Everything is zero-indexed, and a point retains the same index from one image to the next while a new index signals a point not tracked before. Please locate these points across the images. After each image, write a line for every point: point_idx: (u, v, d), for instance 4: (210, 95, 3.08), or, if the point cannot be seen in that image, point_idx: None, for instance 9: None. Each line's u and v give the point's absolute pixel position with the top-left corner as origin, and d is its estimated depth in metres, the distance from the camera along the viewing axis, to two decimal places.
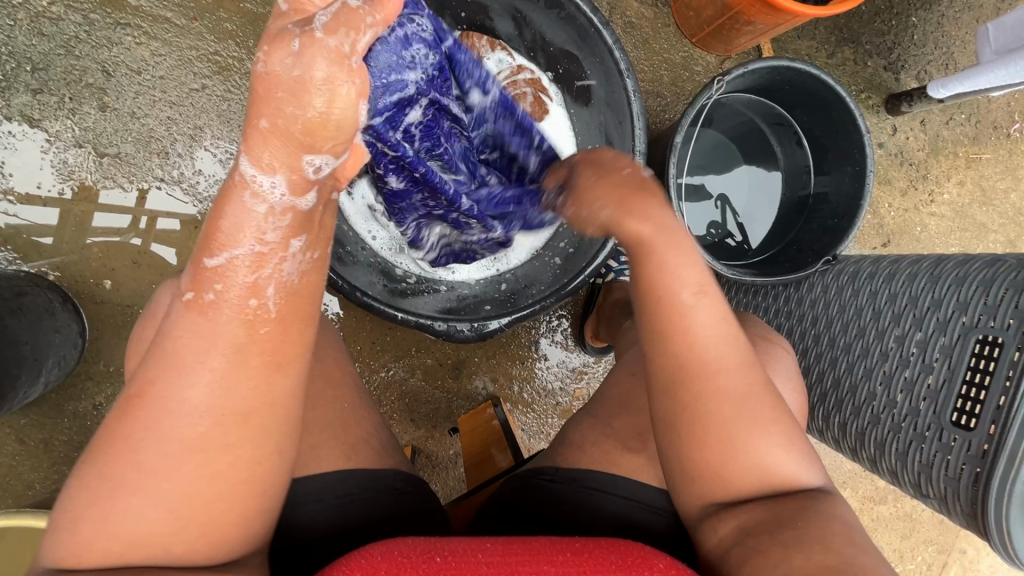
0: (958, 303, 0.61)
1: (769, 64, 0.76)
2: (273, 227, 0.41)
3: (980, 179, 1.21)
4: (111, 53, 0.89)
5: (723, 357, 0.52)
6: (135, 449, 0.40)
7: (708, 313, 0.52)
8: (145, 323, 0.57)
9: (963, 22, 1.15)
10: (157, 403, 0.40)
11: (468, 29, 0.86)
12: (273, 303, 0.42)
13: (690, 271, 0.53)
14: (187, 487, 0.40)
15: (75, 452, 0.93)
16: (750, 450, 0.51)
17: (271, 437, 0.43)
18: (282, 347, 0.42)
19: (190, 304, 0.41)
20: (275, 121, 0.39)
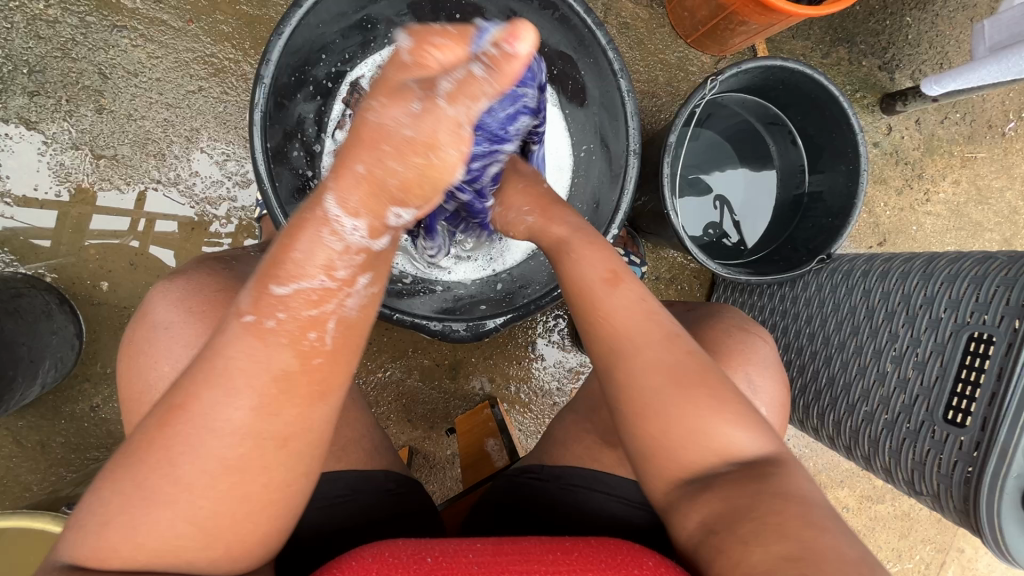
0: (949, 300, 0.61)
1: (761, 64, 0.77)
2: (346, 264, 0.42)
3: (975, 178, 1.22)
4: (108, 56, 0.90)
5: (641, 332, 0.53)
6: (175, 460, 0.40)
7: (627, 297, 0.55)
8: (138, 324, 0.57)
9: (957, 22, 1.15)
10: (201, 419, 0.40)
11: None
12: (330, 336, 0.42)
13: (598, 265, 0.59)
14: (214, 503, 0.40)
15: (71, 454, 0.93)
16: (691, 423, 0.49)
17: (299, 459, 0.42)
18: (326, 375, 0.42)
19: (249, 326, 0.41)
20: (372, 166, 0.42)
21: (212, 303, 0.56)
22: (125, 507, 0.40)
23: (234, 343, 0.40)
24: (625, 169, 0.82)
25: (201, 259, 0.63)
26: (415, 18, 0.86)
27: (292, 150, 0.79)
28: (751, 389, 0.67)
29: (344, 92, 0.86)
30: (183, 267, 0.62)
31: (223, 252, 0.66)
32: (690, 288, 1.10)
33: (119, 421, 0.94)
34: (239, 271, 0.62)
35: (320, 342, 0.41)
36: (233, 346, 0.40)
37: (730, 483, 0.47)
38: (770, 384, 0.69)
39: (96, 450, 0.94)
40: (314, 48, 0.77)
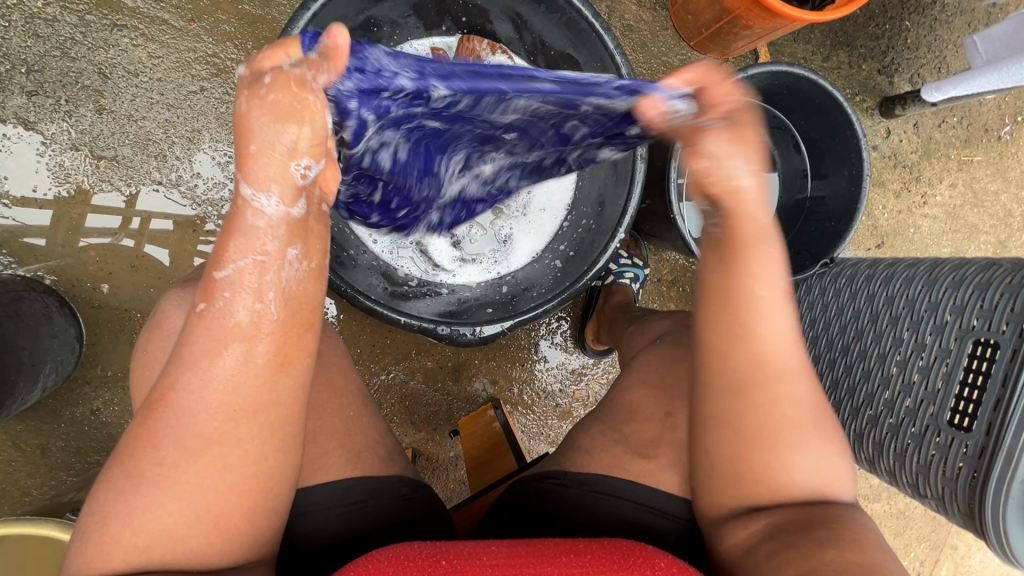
0: (954, 306, 0.62)
1: (767, 69, 0.77)
2: (273, 237, 0.44)
3: (972, 182, 1.23)
4: (108, 55, 0.88)
5: (793, 364, 0.53)
6: (164, 440, 0.43)
7: (785, 324, 0.53)
8: (152, 332, 0.56)
9: (955, 26, 1.16)
10: (182, 397, 0.43)
11: (469, 34, 0.87)
12: (274, 305, 0.44)
13: (777, 278, 0.53)
14: (206, 477, 0.43)
15: (72, 458, 0.92)
16: (803, 459, 0.53)
17: (277, 426, 0.45)
18: (291, 342, 0.45)
19: (203, 313, 0.44)
20: (260, 143, 0.44)
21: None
22: (126, 494, 0.42)
23: (196, 325, 0.44)
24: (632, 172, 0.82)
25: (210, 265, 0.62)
26: (419, 21, 0.86)
27: None
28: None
29: None
30: (194, 274, 0.61)
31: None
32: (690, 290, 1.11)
33: (120, 424, 0.94)
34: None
35: (266, 308, 0.44)
36: (195, 329, 0.44)
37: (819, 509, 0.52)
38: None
39: (97, 453, 0.93)
40: None
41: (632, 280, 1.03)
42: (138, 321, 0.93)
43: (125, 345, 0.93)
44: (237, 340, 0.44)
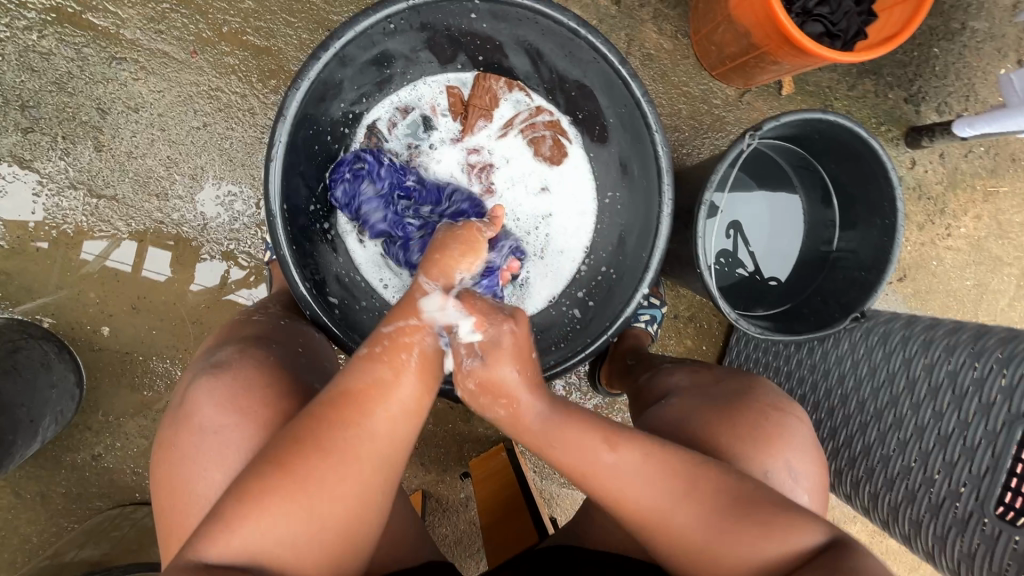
0: (1001, 386, 0.59)
1: (801, 117, 0.74)
2: (433, 304, 0.55)
3: (997, 214, 1.16)
4: (107, 90, 0.86)
5: (658, 502, 0.53)
6: (304, 460, 0.50)
7: (619, 469, 0.53)
8: (181, 424, 0.60)
9: (985, 53, 1.11)
10: (329, 428, 0.51)
11: (485, 72, 0.84)
12: (413, 358, 0.54)
13: (588, 436, 0.54)
14: (324, 502, 0.50)
15: (73, 505, 0.89)
16: (745, 550, 0.52)
17: (390, 468, 0.53)
18: (422, 398, 0.54)
19: (364, 353, 0.54)
20: (443, 258, 0.59)
21: (261, 403, 0.59)
22: (250, 507, 0.49)
23: (358, 370, 0.53)
24: (657, 221, 0.74)
25: (239, 343, 0.65)
26: (432, 55, 0.81)
27: (308, 206, 0.76)
28: (792, 477, 0.63)
29: (360, 136, 0.82)
30: (222, 355, 0.63)
31: (252, 329, 0.68)
32: (708, 327, 1.01)
33: (121, 470, 0.90)
34: (284, 359, 0.65)
35: (409, 365, 0.54)
36: (359, 370, 0.53)
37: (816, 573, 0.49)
38: (810, 467, 0.65)
39: (98, 500, 0.89)
40: (325, 90, 0.72)
41: (649, 322, 0.95)
42: (140, 364, 0.89)
43: (126, 389, 0.89)
44: (391, 386, 0.53)
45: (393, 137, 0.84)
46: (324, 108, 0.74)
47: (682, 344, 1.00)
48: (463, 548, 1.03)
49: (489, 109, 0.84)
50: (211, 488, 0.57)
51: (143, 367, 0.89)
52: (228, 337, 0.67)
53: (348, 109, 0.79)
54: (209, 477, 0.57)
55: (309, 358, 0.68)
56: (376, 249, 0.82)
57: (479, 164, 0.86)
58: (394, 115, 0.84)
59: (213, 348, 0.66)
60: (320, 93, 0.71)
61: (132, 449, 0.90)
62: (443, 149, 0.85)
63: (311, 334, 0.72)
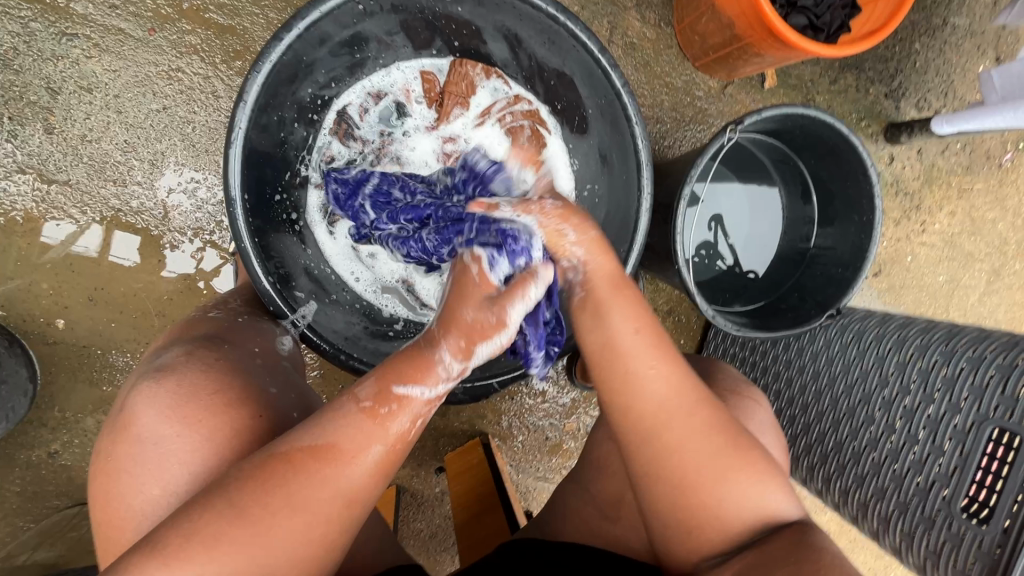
0: (973, 386, 0.61)
1: (782, 111, 0.72)
2: (445, 383, 0.53)
3: (971, 210, 1.16)
4: (57, 68, 0.81)
5: (683, 398, 0.54)
6: (266, 505, 0.47)
7: (660, 365, 0.54)
8: (121, 434, 0.57)
9: (964, 49, 1.11)
10: (302, 473, 0.48)
11: (462, 58, 0.80)
12: (411, 428, 0.52)
13: (635, 321, 0.55)
14: (282, 545, 0.47)
15: (28, 504, 0.85)
16: (739, 487, 0.54)
17: (358, 509, 0.51)
18: (398, 455, 0.52)
19: (365, 411, 0.51)
20: (467, 324, 0.53)
21: (205, 410, 0.56)
22: (196, 547, 0.45)
23: (349, 425, 0.50)
24: (635, 215, 0.73)
25: (187, 346, 0.62)
26: (407, 39, 0.78)
27: (274, 195, 0.72)
28: None
29: (330, 122, 0.78)
30: (166, 359, 0.60)
31: (208, 330, 0.64)
32: (687, 321, 0.98)
33: (80, 466, 0.86)
34: (231, 361, 0.61)
35: (403, 423, 0.52)
36: (347, 424, 0.50)
37: (777, 544, 0.52)
38: (775, 459, 0.64)
39: (56, 498, 0.85)
40: (292, 73, 0.69)
41: None
42: (98, 358, 0.85)
43: (84, 384, 0.85)
44: (374, 444, 0.51)
45: (364, 124, 0.80)
46: (291, 91, 0.71)
47: None
48: (437, 542, 1.03)
49: (467, 97, 0.80)
50: (147, 505, 0.54)
51: (102, 361, 0.85)
52: (179, 338, 0.64)
53: (317, 94, 0.75)
54: (148, 490, 0.54)
55: (265, 361, 0.65)
56: (347, 240, 0.79)
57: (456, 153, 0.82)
58: (365, 101, 0.80)
59: (160, 350, 0.62)
60: (289, 75, 0.68)
61: (91, 446, 0.86)
62: (417, 137, 0.82)
63: (272, 332, 0.69)
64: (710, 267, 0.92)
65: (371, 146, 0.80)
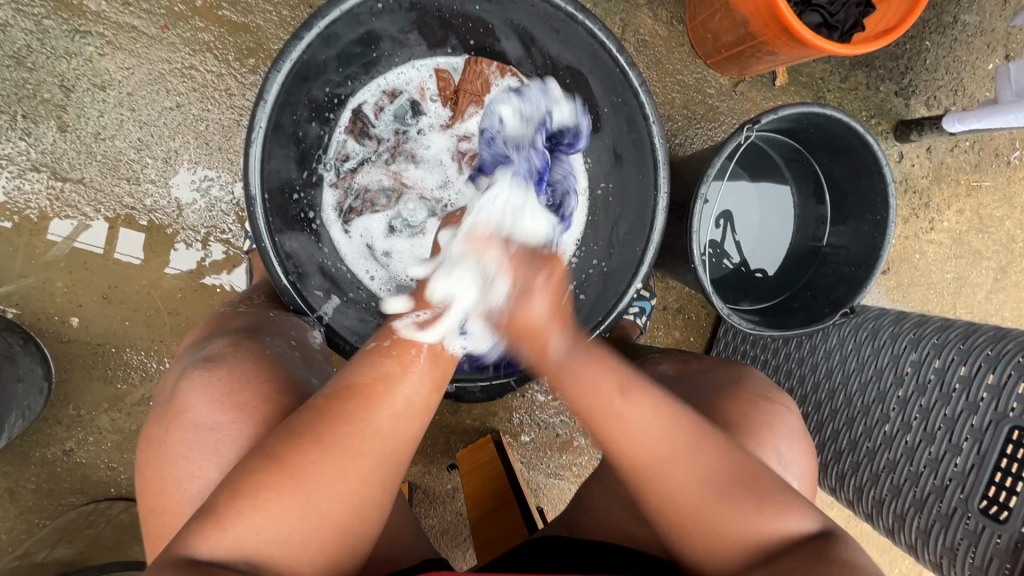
0: (989, 385, 0.61)
1: (798, 110, 0.73)
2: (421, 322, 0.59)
3: (979, 208, 1.17)
4: (70, 66, 0.81)
5: (663, 451, 0.54)
6: (307, 454, 0.48)
7: (641, 410, 0.55)
8: (170, 420, 0.57)
9: (974, 47, 1.10)
10: (332, 418, 0.50)
11: (478, 57, 0.80)
12: (420, 355, 0.56)
13: (601, 376, 0.57)
14: (325, 496, 0.48)
15: (44, 501, 0.85)
16: (744, 524, 0.53)
17: (394, 462, 0.51)
18: (428, 397, 0.55)
19: (374, 349, 0.56)
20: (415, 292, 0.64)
21: (256, 398, 0.57)
22: (244, 502, 0.46)
23: (365, 364, 0.54)
24: (651, 214, 0.74)
25: (233, 336, 0.62)
26: (422, 37, 0.78)
27: (290, 194, 0.72)
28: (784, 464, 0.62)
29: (345, 120, 0.78)
30: (214, 349, 0.61)
31: (247, 320, 0.65)
32: (697, 319, 0.98)
33: (95, 464, 0.86)
34: (275, 353, 0.62)
35: (420, 361, 0.55)
36: (366, 367, 0.54)
37: (799, 558, 0.50)
38: (801, 464, 0.64)
39: (72, 496, 0.86)
40: (309, 70, 0.69)
41: (638, 315, 0.91)
42: (112, 356, 0.85)
43: (99, 382, 0.85)
44: (397, 382, 0.53)
45: (379, 122, 0.80)
46: (307, 89, 0.70)
47: (671, 335, 0.98)
48: (449, 539, 1.03)
49: (480, 95, 0.81)
50: (200, 490, 0.54)
51: (117, 359, 0.85)
52: (222, 329, 0.64)
53: (333, 92, 0.75)
54: (201, 474, 0.54)
55: (302, 354, 0.65)
56: (362, 239, 0.79)
57: (469, 152, 0.82)
58: (380, 100, 0.80)
59: (205, 340, 0.63)
60: (304, 74, 0.68)
61: (106, 444, 0.86)
62: (432, 135, 0.82)
63: (301, 324, 0.69)
64: (721, 266, 0.92)
65: (385, 145, 0.80)
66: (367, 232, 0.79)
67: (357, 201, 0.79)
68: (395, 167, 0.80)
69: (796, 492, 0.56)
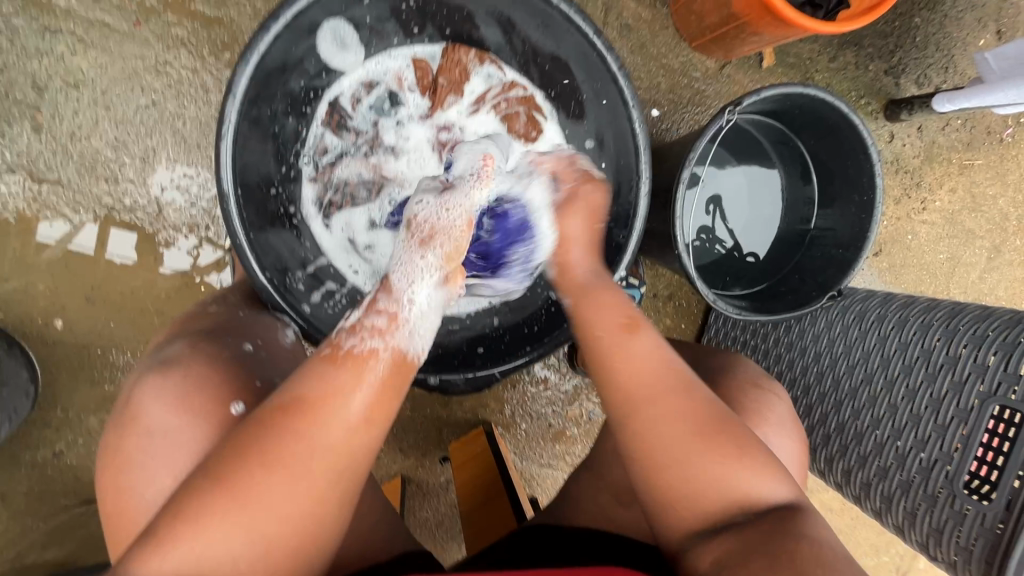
0: (974, 364, 0.61)
1: (781, 91, 0.71)
2: (376, 323, 0.55)
3: (971, 186, 1.15)
4: (42, 65, 0.80)
5: (658, 382, 0.56)
6: (245, 475, 0.47)
7: (641, 346, 0.58)
8: (127, 427, 0.57)
9: (965, 23, 1.09)
10: (279, 439, 0.48)
11: (455, 44, 0.78)
12: (384, 369, 0.53)
13: (616, 310, 0.61)
14: (269, 520, 0.47)
15: (37, 503, 0.85)
16: (713, 474, 0.53)
17: (345, 481, 0.50)
18: (384, 404, 0.52)
19: (326, 355, 0.53)
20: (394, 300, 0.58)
21: (212, 402, 0.57)
22: (190, 527, 0.46)
23: (313, 373, 0.51)
24: (635, 195, 0.72)
25: (192, 338, 0.62)
26: (398, 26, 0.76)
27: (268, 190, 0.71)
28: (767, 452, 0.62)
29: (322, 113, 0.77)
30: (172, 353, 0.60)
31: (211, 323, 0.64)
32: (687, 305, 0.98)
33: (86, 465, 0.86)
34: (237, 354, 0.61)
35: (376, 369, 0.52)
36: (317, 377, 0.51)
37: (758, 534, 0.50)
38: (789, 444, 0.64)
39: (64, 498, 0.86)
40: (281, 65, 0.68)
41: None
42: (98, 358, 0.85)
43: (86, 384, 0.85)
44: (349, 395, 0.51)
45: (357, 114, 0.79)
46: (280, 84, 0.70)
47: (661, 323, 0.97)
48: (444, 531, 1.03)
49: (460, 83, 0.80)
50: (155, 495, 0.54)
51: (103, 360, 0.85)
52: (182, 331, 0.64)
53: (308, 85, 0.74)
54: (158, 481, 0.54)
55: (269, 351, 0.64)
56: (344, 233, 0.78)
57: (450, 142, 0.80)
58: (358, 91, 0.78)
59: (164, 343, 0.62)
60: (278, 66, 0.67)
61: (96, 445, 0.86)
62: (412, 126, 0.80)
63: (273, 323, 0.68)
64: (710, 251, 0.91)
65: (363, 137, 0.79)
66: (346, 226, 0.78)
67: (337, 195, 0.77)
68: (374, 160, 0.79)
69: (772, 459, 0.55)
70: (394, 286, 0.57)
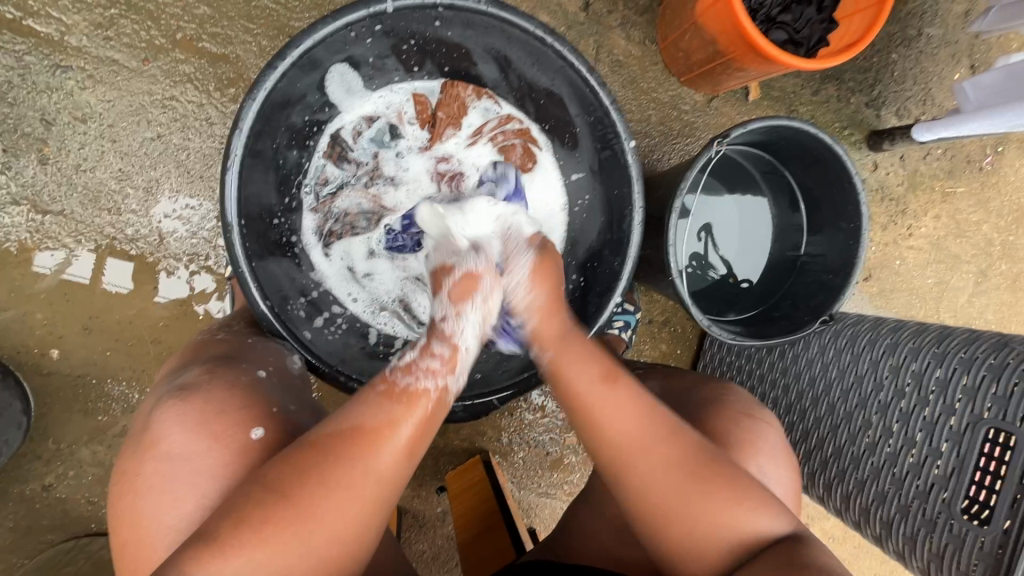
0: (965, 388, 0.62)
1: (767, 123, 0.74)
2: (432, 367, 0.57)
3: (955, 213, 1.18)
4: (50, 100, 0.82)
5: (642, 438, 0.56)
6: (300, 488, 0.49)
7: (621, 403, 0.56)
8: (145, 451, 0.56)
9: (940, 58, 1.13)
10: (336, 464, 0.51)
11: (453, 81, 0.81)
12: (431, 401, 0.56)
13: (590, 365, 0.59)
14: (318, 534, 0.49)
15: (24, 538, 0.84)
16: (716, 522, 0.54)
17: (381, 505, 0.52)
18: (424, 439, 0.55)
19: (382, 391, 0.55)
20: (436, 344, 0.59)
21: (232, 426, 0.56)
22: (230, 540, 0.47)
23: (371, 405, 0.54)
24: (628, 223, 0.74)
25: (208, 364, 0.62)
26: (398, 62, 0.78)
27: (270, 220, 0.73)
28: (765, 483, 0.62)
29: (324, 146, 0.79)
30: (189, 378, 0.60)
31: (225, 349, 0.65)
32: (682, 331, 0.99)
33: (76, 499, 0.85)
34: (252, 380, 0.61)
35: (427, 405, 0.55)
36: (372, 409, 0.54)
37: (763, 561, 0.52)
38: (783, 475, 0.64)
39: (50, 533, 0.84)
40: (284, 101, 0.70)
41: (623, 328, 0.90)
42: (93, 388, 0.84)
43: (80, 416, 0.84)
44: (399, 426, 0.53)
45: (358, 146, 0.81)
46: (282, 118, 0.71)
47: (657, 349, 0.98)
48: (440, 564, 1.01)
49: (457, 118, 0.82)
50: (172, 521, 0.53)
51: (97, 391, 0.85)
52: (197, 358, 0.64)
53: (311, 119, 0.76)
54: (175, 506, 0.53)
55: (280, 377, 0.64)
56: (343, 261, 0.80)
57: (448, 173, 0.83)
58: (359, 124, 0.81)
59: (179, 370, 0.63)
60: (282, 101, 0.69)
61: (86, 478, 0.85)
62: (411, 158, 0.83)
63: (279, 350, 0.68)
64: (706, 277, 0.93)
65: (364, 168, 0.81)
66: (347, 255, 0.80)
67: (337, 224, 0.80)
68: (374, 190, 0.82)
69: (765, 493, 0.56)
70: (444, 330, 0.59)
